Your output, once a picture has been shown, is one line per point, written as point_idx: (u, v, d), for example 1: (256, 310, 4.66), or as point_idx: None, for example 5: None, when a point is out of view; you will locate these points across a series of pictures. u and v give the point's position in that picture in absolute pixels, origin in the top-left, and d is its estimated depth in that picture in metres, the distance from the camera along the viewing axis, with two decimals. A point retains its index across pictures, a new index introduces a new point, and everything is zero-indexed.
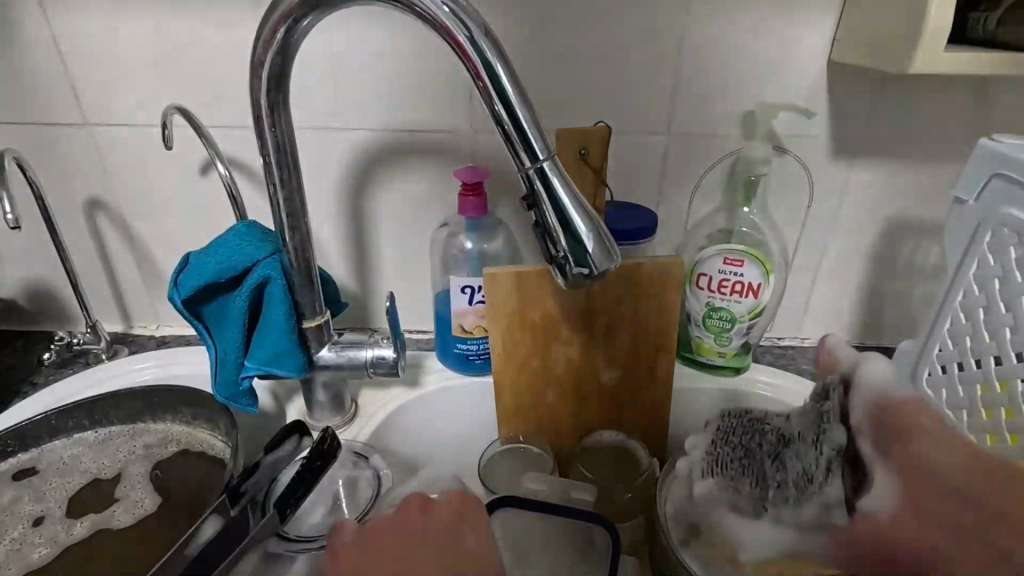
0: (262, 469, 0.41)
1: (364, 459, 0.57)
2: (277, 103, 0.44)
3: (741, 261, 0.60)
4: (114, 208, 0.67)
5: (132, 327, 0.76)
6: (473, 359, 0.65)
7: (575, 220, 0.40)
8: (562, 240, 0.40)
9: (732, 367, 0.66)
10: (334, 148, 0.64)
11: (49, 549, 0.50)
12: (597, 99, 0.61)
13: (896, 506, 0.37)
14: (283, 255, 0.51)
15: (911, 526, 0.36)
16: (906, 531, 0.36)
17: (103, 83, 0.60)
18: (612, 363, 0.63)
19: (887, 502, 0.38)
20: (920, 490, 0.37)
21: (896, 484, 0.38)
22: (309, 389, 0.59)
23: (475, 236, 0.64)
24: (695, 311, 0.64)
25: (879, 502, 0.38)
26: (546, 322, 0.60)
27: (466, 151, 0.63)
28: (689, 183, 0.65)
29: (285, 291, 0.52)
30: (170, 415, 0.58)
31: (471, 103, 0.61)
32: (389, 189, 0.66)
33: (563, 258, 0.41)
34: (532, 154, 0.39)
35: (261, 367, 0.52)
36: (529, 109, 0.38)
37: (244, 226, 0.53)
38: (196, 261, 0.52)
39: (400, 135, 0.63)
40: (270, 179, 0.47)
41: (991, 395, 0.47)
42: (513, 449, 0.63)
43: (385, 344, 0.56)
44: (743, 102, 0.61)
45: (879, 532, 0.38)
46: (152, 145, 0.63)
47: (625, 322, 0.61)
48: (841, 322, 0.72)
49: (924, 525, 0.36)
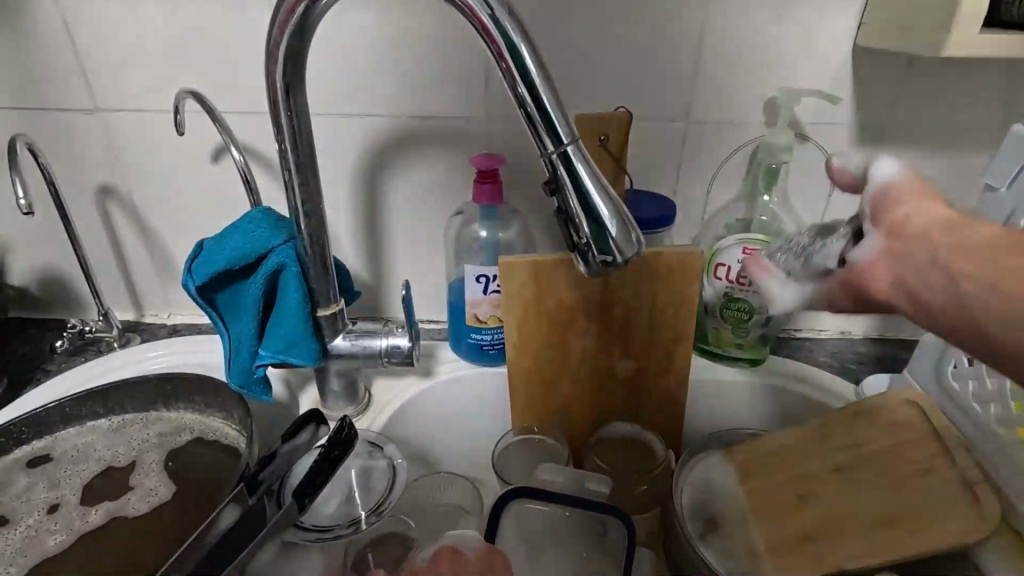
0: (279, 459, 0.40)
1: (379, 449, 0.57)
2: (293, 86, 0.43)
3: (760, 251, 0.60)
4: (125, 194, 0.67)
5: (144, 315, 0.75)
6: (487, 349, 0.64)
7: (599, 205, 0.39)
8: (586, 227, 0.40)
9: (749, 359, 0.65)
10: (347, 135, 0.63)
11: (65, 537, 0.50)
12: (615, 84, 0.60)
13: (884, 244, 0.34)
14: (298, 242, 0.50)
15: (931, 261, 0.32)
16: (892, 270, 0.33)
17: (114, 67, 0.60)
18: (628, 354, 0.62)
19: (876, 253, 0.34)
20: (908, 243, 0.33)
21: (888, 238, 0.34)
22: (322, 378, 0.58)
23: (490, 224, 0.63)
24: (712, 301, 0.63)
25: (931, 270, 0.31)
26: (562, 312, 0.60)
27: (480, 138, 0.62)
28: (707, 171, 0.64)
29: (300, 279, 0.51)
30: (183, 403, 0.58)
31: (486, 88, 0.60)
32: (402, 176, 0.65)
33: (585, 244, 0.40)
34: (556, 138, 0.38)
35: (275, 356, 0.51)
36: (553, 92, 0.37)
37: (259, 212, 0.52)
38: (209, 247, 0.51)
39: (415, 121, 0.62)
40: (285, 164, 0.47)
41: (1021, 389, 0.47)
42: (527, 440, 0.63)
43: (400, 333, 0.55)
44: (765, 88, 0.59)
45: (869, 279, 0.34)
46: (163, 131, 0.62)
47: (642, 312, 0.60)
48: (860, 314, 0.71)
49: (965, 276, 0.30)
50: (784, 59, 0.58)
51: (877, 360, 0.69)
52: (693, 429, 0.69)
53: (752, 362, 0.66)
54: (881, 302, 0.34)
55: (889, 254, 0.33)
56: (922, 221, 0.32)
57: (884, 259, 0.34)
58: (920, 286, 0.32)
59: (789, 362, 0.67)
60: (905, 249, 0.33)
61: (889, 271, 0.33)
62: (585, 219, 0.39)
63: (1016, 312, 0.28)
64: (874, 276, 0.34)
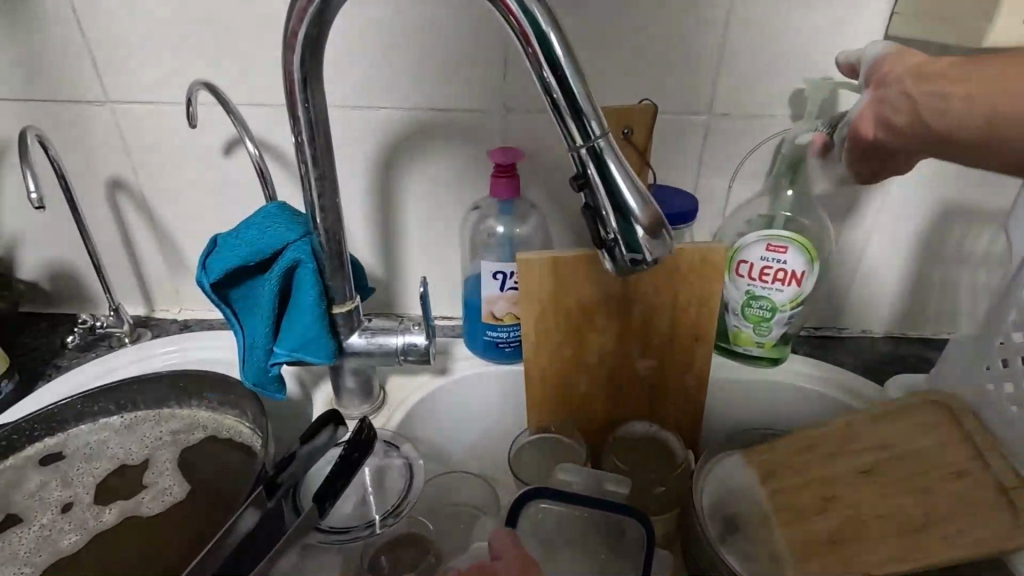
0: (298, 461, 0.39)
1: (395, 448, 0.55)
2: (311, 77, 0.42)
3: (785, 247, 0.58)
4: (136, 188, 0.66)
5: (154, 310, 0.75)
6: (503, 347, 0.63)
7: (629, 200, 0.37)
8: (614, 223, 0.38)
9: (771, 359, 0.64)
10: (362, 127, 0.61)
11: (79, 536, 0.49)
12: (637, 75, 0.58)
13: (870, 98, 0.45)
14: (314, 238, 0.49)
15: (904, 97, 0.43)
16: (883, 115, 0.44)
17: (124, 58, 0.58)
18: (647, 352, 0.61)
19: (864, 107, 0.45)
20: (902, 83, 0.43)
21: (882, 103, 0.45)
22: (337, 375, 0.58)
23: (507, 219, 0.62)
24: (733, 299, 0.62)
25: (901, 104, 0.43)
26: (581, 309, 0.58)
27: (497, 130, 0.61)
28: (729, 165, 0.62)
29: (316, 275, 0.50)
30: (196, 400, 0.57)
31: (504, 79, 0.58)
32: (417, 170, 0.63)
33: (613, 239, 0.39)
34: (585, 131, 0.36)
35: (290, 354, 0.50)
36: (583, 83, 0.36)
37: (273, 207, 0.51)
38: (223, 243, 0.50)
39: (431, 113, 0.60)
40: (301, 157, 0.45)
41: None
42: (544, 440, 0.62)
43: (416, 331, 0.54)
44: (791, 79, 0.58)
45: (864, 124, 0.45)
46: (175, 123, 0.61)
47: (663, 310, 0.59)
48: (883, 312, 0.70)
49: (923, 101, 0.42)
50: (812, 50, 0.56)
51: (900, 360, 0.68)
52: (711, 429, 0.68)
53: (774, 362, 0.64)
54: (878, 144, 0.45)
55: (875, 111, 0.45)
56: (891, 80, 0.44)
57: (875, 110, 0.45)
58: (895, 117, 0.43)
59: (811, 361, 0.65)
60: (884, 97, 0.44)
61: (875, 118, 0.45)
62: (614, 212, 0.38)
63: (951, 113, 0.41)
64: (867, 127, 0.45)
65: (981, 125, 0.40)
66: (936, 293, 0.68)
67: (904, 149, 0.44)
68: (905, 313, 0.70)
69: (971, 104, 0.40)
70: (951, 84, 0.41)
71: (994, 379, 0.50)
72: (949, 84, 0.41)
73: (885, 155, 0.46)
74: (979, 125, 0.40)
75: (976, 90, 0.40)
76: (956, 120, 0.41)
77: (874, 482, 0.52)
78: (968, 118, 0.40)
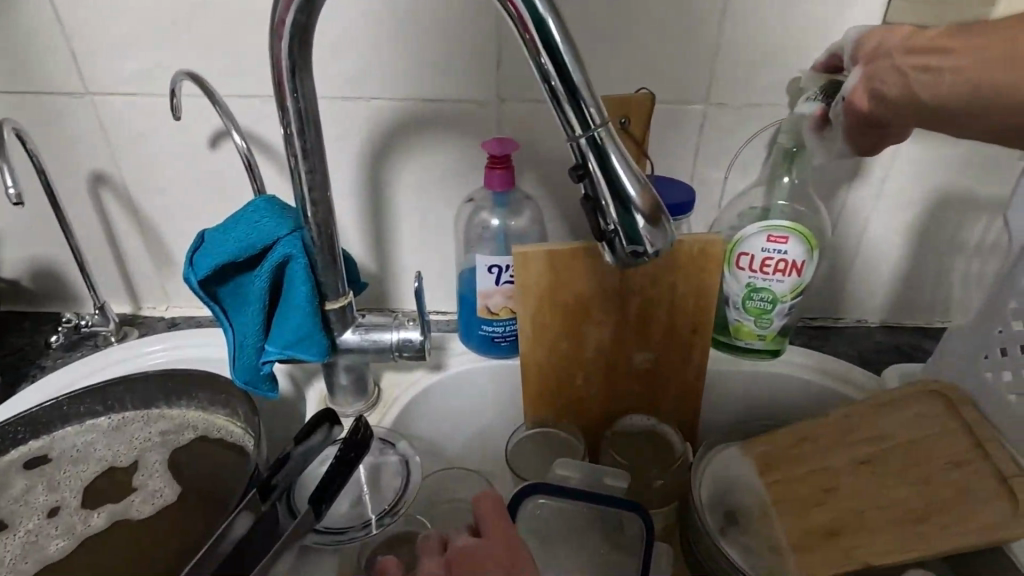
0: (293, 461, 0.38)
1: (391, 445, 0.55)
2: (300, 66, 0.40)
3: (786, 238, 0.58)
4: (120, 183, 0.64)
5: (141, 308, 0.73)
6: (499, 341, 0.62)
7: (629, 190, 0.36)
8: (614, 212, 0.37)
9: (770, 350, 0.64)
10: (352, 119, 0.60)
11: (66, 542, 0.48)
12: (633, 64, 0.57)
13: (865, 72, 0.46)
14: (305, 232, 0.48)
15: (895, 70, 0.43)
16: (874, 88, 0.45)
17: (104, 48, 0.56)
18: (645, 345, 0.60)
19: (858, 80, 0.46)
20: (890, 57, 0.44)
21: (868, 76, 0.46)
22: (330, 373, 0.56)
23: (502, 212, 0.61)
24: (733, 292, 0.61)
25: (893, 78, 0.44)
26: (578, 302, 0.58)
27: (491, 121, 0.60)
28: (726, 155, 0.62)
29: (308, 271, 0.49)
30: (186, 400, 0.56)
31: (497, 69, 0.57)
32: (409, 162, 0.62)
33: (613, 229, 0.38)
34: (584, 120, 0.35)
35: (283, 352, 0.49)
36: (582, 71, 0.35)
37: (262, 201, 0.50)
38: (212, 238, 0.49)
39: (424, 103, 0.59)
40: (291, 149, 0.44)
41: None
42: (542, 435, 0.61)
43: (411, 326, 0.53)
44: (788, 68, 0.57)
45: (853, 101, 0.47)
46: (159, 115, 0.60)
47: (661, 303, 0.58)
48: (879, 302, 0.70)
49: (910, 76, 0.42)
50: (811, 38, 0.55)
51: (895, 349, 0.68)
52: (708, 421, 0.68)
53: (773, 353, 0.64)
54: (873, 115, 0.46)
55: (871, 82, 0.46)
56: (882, 54, 0.45)
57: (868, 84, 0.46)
58: (887, 92, 0.44)
59: (809, 352, 0.65)
60: (875, 69, 0.45)
61: (868, 93, 0.46)
62: (613, 201, 0.37)
63: (940, 88, 0.41)
64: (860, 101, 0.46)
65: (967, 99, 0.40)
66: (931, 282, 0.68)
67: (898, 122, 0.45)
68: (901, 303, 0.69)
69: (955, 78, 0.40)
70: (938, 56, 0.41)
71: (992, 367, 0.50)
72: (939, 56, 0.41)
73: (885, 126, 0.47)
74: (966, 99, 0.40)
75: (962, 64, 0.40)
76: (944, 95, 0.41)
77: (873, 473, 0.52)
78: (953, 94, 0.40)
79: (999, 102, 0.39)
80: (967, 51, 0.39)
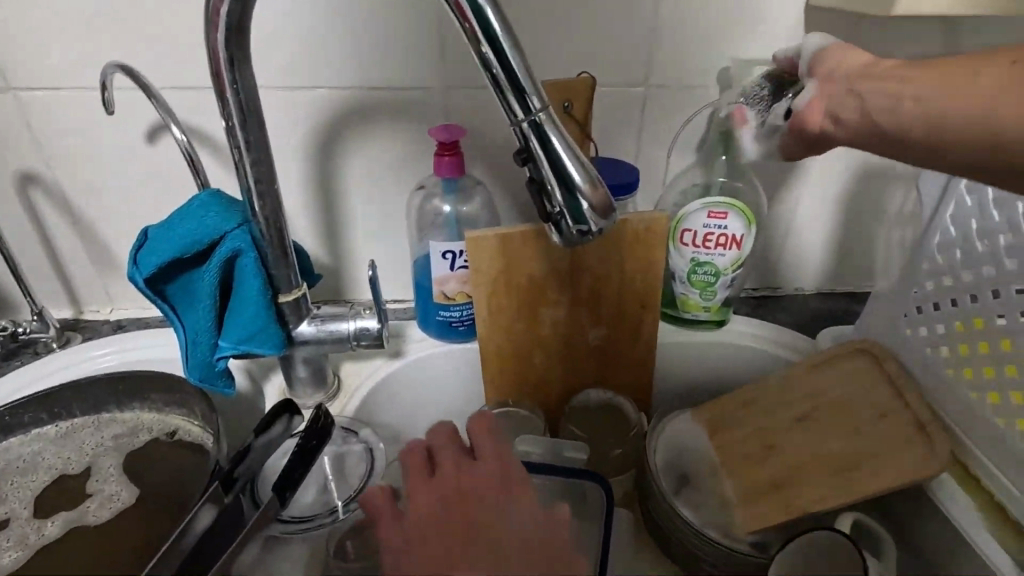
0: (254, 453, 0.39)
1: (354, 434, 0.55)
2: (237, 56, 0.40)
3: (724, 213, 0.61)
4: (52, 182, 0.61)
5: (83, 312, 0.70)
6: (457, 326, 0.63)
7: (573, 173, 0.38)
8: (560, 195, 0.39)
9: (715, 321, 0.67)
10: (296, 109, 0.59)
11: (20, 553, 0.46)
12: (574, 48, 0.58)
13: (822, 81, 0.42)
14: (253, 226, 0.47)
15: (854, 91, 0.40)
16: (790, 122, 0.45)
17: (25, 40, 0.54)
18: (598, 322, 0.62)
19: (815, 100, 0.42)
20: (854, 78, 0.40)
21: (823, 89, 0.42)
22: (288, 366, 0.56)
23: (453, 198, 0.61)
24: (678, 267, 0.65)
25: (851, 101, 0.40)
26: (532, 284, 0.59)
27: (438, 108, 0.60)
28: (667, 136, 0.64)
29: (258, 264, 0.48)
30: (139, 402, 0.55)
31: (441, 55, 0.57)
32: (357, 152, 0.62)
33: (560, 210, 0.40)
34: (526, 106, 0.37)
35: (237, 347, 0.49)
36: (521, 58, 0.36)
37: (207, 195, 0.49)
38: (155, 235, 0.48)
39: (368, 92, 0.59)
40: (234, 142, 0.43)
41: (966, 332, 0.50)
42: (503, 415, 0.63)
43: (368, 315, 0.54)
44: (722, 49, 0.59)
45: (807, 116, 0.42)
46: (90, 110, 0.57)
47: (611, 280, 0.60)
48: (813, 271, 0.74)
49: (870, 95, 0.38)
50: (741, 20, 0.58)
51: (829, 314, 0.73)
52: (661, 391, 0.71)
53: (718, 323, 0.67)
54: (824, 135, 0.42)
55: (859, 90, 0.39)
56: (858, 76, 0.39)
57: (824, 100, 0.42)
58: (844, 113, 0.40)
59: (751, 320, 0.69)
60: (829, 89, 0.42)
61: (825, 112, 0.41)
62: (558, 184, 0.38)
63: (898, 116, 0.37)
64: (817, 114, 0.42)
65: (888, 129, 0.38)
66: (859, 250, 0.73)
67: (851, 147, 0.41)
68: (832, 270, 0.74)
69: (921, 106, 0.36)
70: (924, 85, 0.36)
71: (910, 325, 0.54)
72: (885, 83, 0.38)
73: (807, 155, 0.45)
74: (920, 131, 0.36)
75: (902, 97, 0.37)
76: (898, 124, 0.37)
77: (810, 428, 0.56)
78: (898, 123, 0.37)
79: (890, 143, 0.38)
80: (918, 81, 0.36)
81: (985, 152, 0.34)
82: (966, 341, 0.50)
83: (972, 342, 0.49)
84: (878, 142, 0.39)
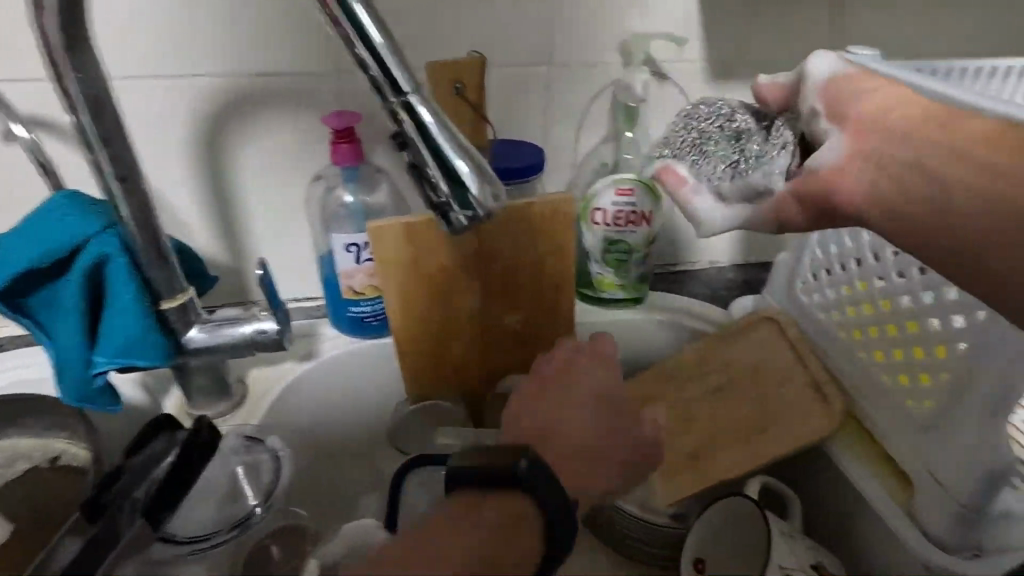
0: (127, 474, 0.36)
1: (259, 442, 0.52)
2: (75, 37, 0.36)
3: (633, 190, 0.61)
4: None
5: None
6: (369, 321, 0.61)
7: (458, 163, 0.37)
8: (445, 186, 0.37)
9: (632, 298, 0.68)
10: (174, 99, 0.55)
11: None
12: (469, 27, 0.57)
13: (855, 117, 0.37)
14: (123, 229, 0.43)
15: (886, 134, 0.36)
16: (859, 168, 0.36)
17: None
18: (514, 307, 0.61)
19: (846, 152, 0.37)
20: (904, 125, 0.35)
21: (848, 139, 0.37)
22: (183, 376, 0.53)
23: (355, 188, 0.59)
24: (593, 247, 0.64)
25: (874, 165, 0.36)
26: (441, 273, 0.58)
27: (331, 94, 0.57)
28: (574, 115, 0.63)
29: (131, 268, 0.45)
30: (14, 428, 0.50)
31: (329, 37, 0.54)
32: (248, 143, 0.58)
33: (448, 202, 0.38)
34: (395, 87, 0.36)
35: (114, 361, 0.45)
36: (387, 37, 0.35)
37: (66, 198, 0.45)
38: (8, 244, 0.43)
39: (254, 78, 0.55)
40: (83, 136, 0.39)
41: (854, 293, 0.51)
42: (424, 408, 0.61)
43: (265, 317, 0.50)
44: (619, 26, 0.59)
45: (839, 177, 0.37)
46: None
47: (524, 264, 0.59)
48: (726, 243, 0.76)
49: (898, 149, 0.35)
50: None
51: (743, 284, 0.75)
52: None
53: (635, 301, 0.68)
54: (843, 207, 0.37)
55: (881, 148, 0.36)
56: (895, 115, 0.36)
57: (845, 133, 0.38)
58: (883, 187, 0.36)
59: (667, 295, 0.70)
60: (866, 141, 0.36)
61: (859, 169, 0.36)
62: (438, 175, 0.37)
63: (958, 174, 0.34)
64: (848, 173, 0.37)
65: (912, 183, 0.35)
66: None
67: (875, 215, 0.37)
68: (745, 242, 0.76)
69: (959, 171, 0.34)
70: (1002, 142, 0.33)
71: (808, 291, 0.56)
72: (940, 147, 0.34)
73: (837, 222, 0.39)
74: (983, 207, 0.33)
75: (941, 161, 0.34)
76: (946, 183, 0.34)
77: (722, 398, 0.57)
78: (949, 179, 0.34)
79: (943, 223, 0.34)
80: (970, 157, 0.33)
81: (984, 225, 0.33)
82: (854, 302, 0.51)
83: (857, 304, 0.51)
84: (881, 207, 0.36)
